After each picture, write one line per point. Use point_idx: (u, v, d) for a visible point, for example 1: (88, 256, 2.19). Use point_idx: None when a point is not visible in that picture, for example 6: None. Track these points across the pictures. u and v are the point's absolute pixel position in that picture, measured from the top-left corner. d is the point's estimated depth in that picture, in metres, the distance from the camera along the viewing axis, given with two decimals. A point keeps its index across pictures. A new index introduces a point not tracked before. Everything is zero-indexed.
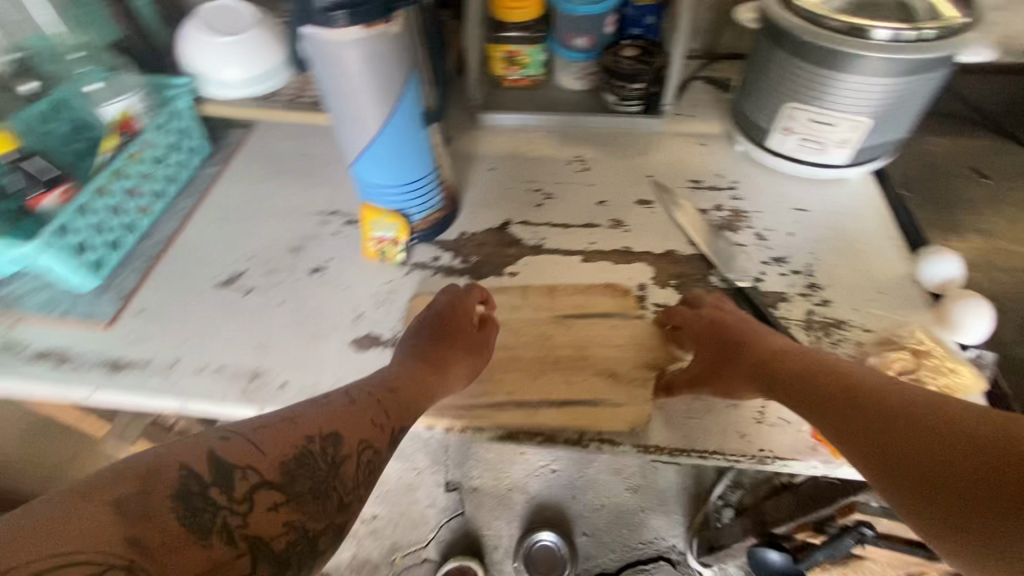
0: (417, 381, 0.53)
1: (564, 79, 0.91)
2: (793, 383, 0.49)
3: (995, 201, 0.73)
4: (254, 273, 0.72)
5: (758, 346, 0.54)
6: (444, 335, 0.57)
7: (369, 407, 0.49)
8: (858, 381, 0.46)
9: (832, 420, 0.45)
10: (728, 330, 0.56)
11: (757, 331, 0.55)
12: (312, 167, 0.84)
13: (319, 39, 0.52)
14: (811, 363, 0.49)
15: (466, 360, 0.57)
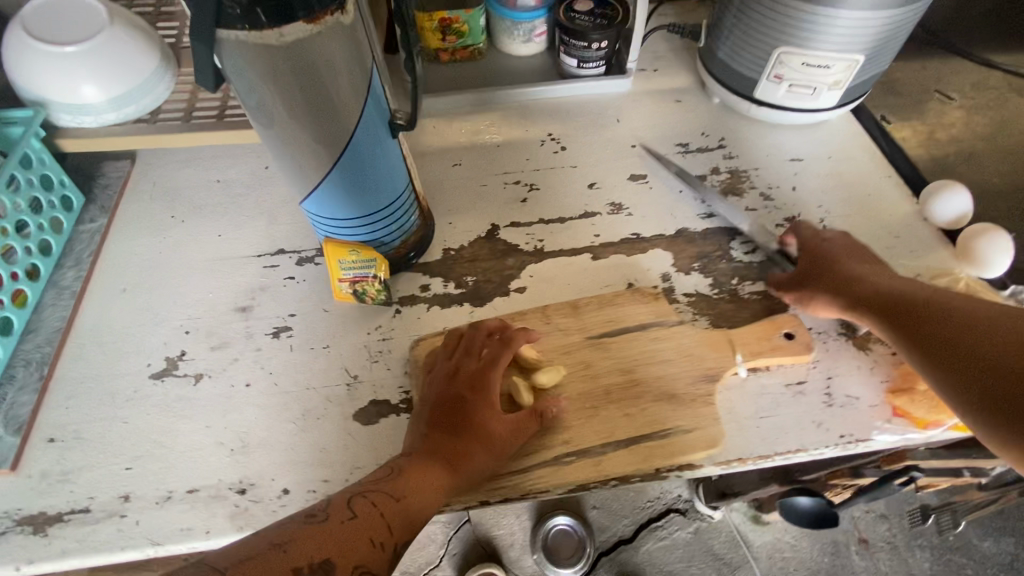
0: (421, 489, 0.43)
1: (509, 46, 0.79)
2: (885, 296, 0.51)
3: (965, 124, 0.74)
4: (197, 352, 0.56)
5: (852, 263, 0.55)
6: (457, 416, 0.47)
7: (371, 522, 0.41)
8: (947, 300, 0.48)
9: (921, 333, 0.47)
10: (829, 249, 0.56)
11: (852, 250, 0.56)
12: (231, 198, 0.67)
13: (240, 43, 0.37)
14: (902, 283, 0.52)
15: (486, 455, 0.46)
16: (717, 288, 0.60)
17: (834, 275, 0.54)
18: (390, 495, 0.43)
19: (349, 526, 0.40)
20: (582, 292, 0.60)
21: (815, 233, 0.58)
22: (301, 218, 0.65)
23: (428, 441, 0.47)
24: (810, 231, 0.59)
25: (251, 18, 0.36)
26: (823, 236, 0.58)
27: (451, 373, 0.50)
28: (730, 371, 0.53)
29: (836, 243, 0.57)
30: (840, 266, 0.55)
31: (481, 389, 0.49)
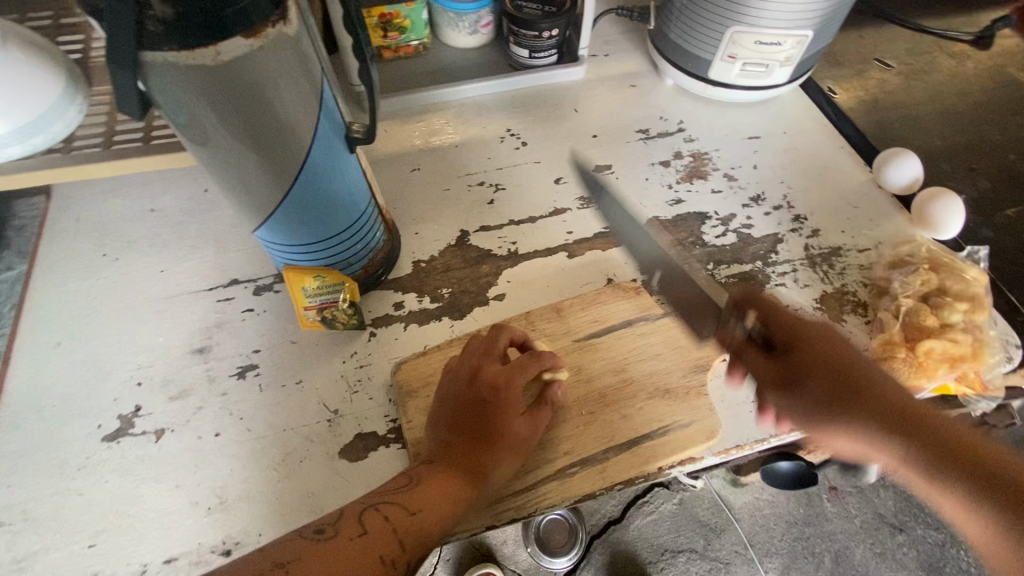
0: (437, 501, 0.43)
1: (455, 39, 0.75)
2: (881, 412, 0.44)
3: (905, 89, 0.76)
4: (154, 405, 0.51)
5: (834, 364, 0.47)
6: (477, 420, 0.46)
7: (384, 539, 0.41)
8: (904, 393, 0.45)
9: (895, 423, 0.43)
10: (799, 349, 0.48)
11: (839, 343, 0.48)
12: (170, 228, 0.61)
13: (172, 66, 0.33)
14: (898, 394, 0.45)
15: (508, 457, 0.46)
16: (694, 275, 0.60)
17: (827, 385, 0.47)
18: (406, 509, 0.43)
19: (359, 542, 0.41)
20: (563, 293, 0.59)
21: (796, 322, 0.49)
22: (252, 243, 0.60)
23: (450, 449, 0.46)
24: (786, 318, 0.50)
25: (182, 37, 0.31)
26: (803, 326, 0.49)
27: (470, 376, 0.47)
28: (719, 358, 0.53)
29: (806, 339, 0.48)
30: (803, 340, 0.48)
31: (503, 391, 0.46)
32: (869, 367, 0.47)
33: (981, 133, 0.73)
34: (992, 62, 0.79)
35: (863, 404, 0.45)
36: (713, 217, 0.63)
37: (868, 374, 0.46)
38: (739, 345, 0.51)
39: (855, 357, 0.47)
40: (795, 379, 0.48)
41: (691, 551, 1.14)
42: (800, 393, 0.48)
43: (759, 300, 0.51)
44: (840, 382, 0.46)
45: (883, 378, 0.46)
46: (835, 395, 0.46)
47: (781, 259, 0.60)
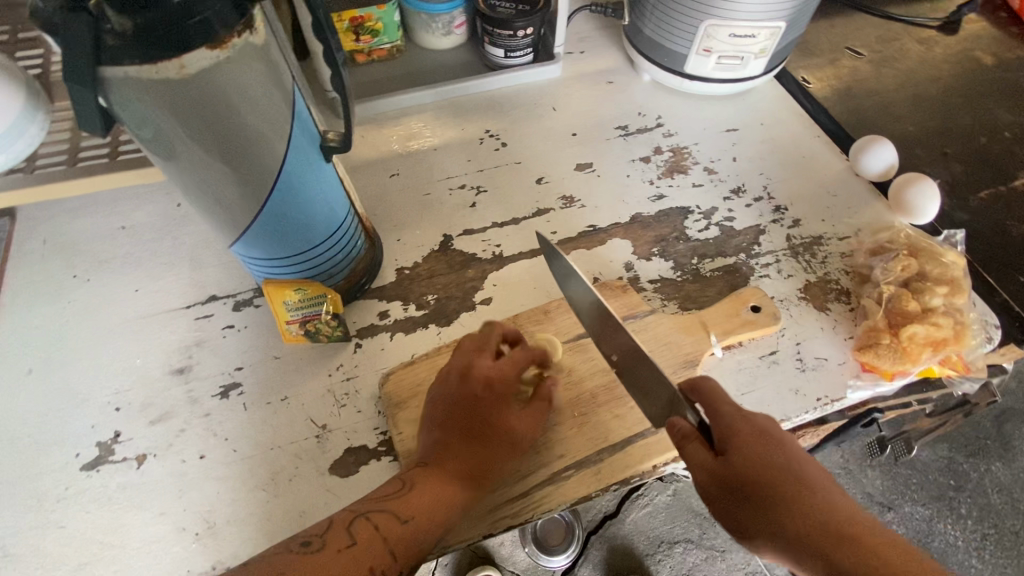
0: (430, 507, 0.42)
1: (429, 41, 0.74)
2: (812, 538, 0.40)
3: (877, 77, 0.77)
4: (134, 430, 0.49)
5: (773, 471, 0.42)
6: (472, 419, 0.45)
7: (373, 550, 0.40)
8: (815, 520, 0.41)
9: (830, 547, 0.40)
10: (735, 451, 0.43)
11: (773, 446, 0.44)
12: (143, 246, 0.59)
13: (132, 80, 0.31)
14: (849, 508, 0.42)
15: (504, 456, 0.45)
16: (679, 270, 0.60)
17: (751, 495, 0.42)
18: (399, 517, 0.41)
19: (347, 554, 0.39)
20: (550, 294, 0.58)
21: (737, 420, 0.44)
22: (229, 257, 0.58)
23: (445, 450, 0.45)
24: (728, 415, 0.45)
25: (143, 51, 0.30)
26: (740, 425, 0.44)
27: (463, 374, 0.46)
28: (707, 353, 0.53)
29: (743, 442, 0.43)
30: (753, 445, 0.43)
31: (496, 388, 0.46)
32: (818, 474, 0.44)
33: (952, 117, 0.74)
34: (960, 46, 0.81)
35: (804, 519, 0.41)
36: (696, 211, 0.64)
37: (810, 486, 0.43)
38: (689, 432, 0.44)
39: (805, 461, 0.44)
40: (737, 485, 0.42)
41: (687, 542, 1.15)
42: (739, 499, 0.42)
43: (704, 389, 0.46)
44: (775, 495, 0.42)
45: (830, 488, 0.43)
46: (766, 505, 0.42)
47: (764, 250, 0.61)
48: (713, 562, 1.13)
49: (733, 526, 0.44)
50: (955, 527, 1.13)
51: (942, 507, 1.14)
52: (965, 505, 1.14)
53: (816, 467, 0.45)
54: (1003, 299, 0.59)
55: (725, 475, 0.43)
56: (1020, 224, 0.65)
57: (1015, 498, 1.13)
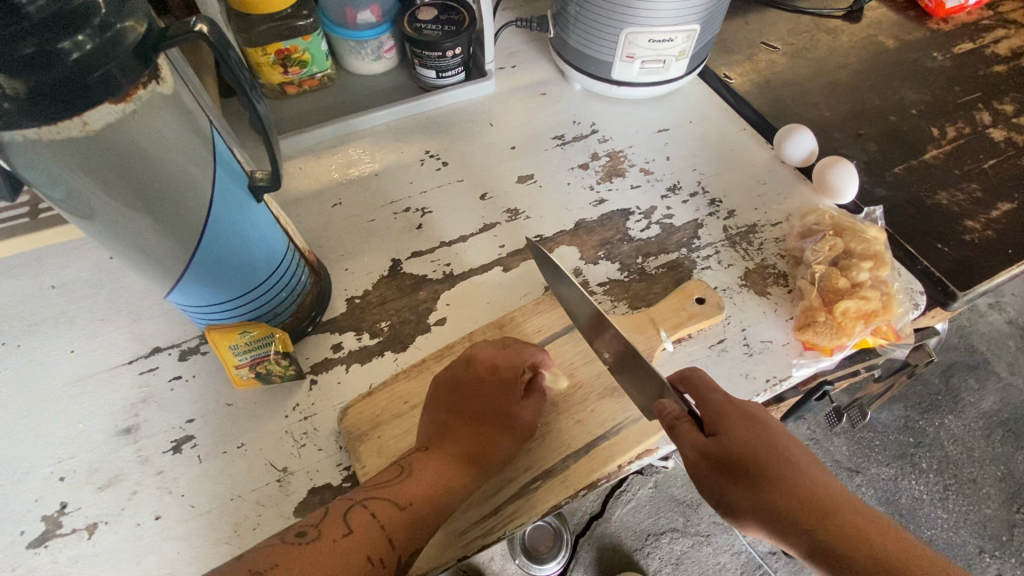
0: (429, 490, 0.45)
1: (360, 66, 0.74)
2: (801, 514, 0.42)
3: (792, 68, 0.82)
4: (82, 498, 0.47)
5: (760, 450, 0.44)
6: (473, 400, 0.51)
7: (371, 538, 0.41)
8: (803, 495, 0.43)
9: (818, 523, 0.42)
10: (725, 432, 0.45)
11: (761, 429, 0.45)
12: (76, 304, 0.57)
13: (32, 142, 0.31)
14: (837, 489, 0.44)
15: (504, 438, 0.49)
16: (626, 271, 0.61)
17: (740, 474, 0.44)
18: (398, 504, 0.44)
19: (343, 543, 0.40)
20: (504, 308, 0.59)
21: (725, 404, 0.46)
22: (171, 306, 0.56)
23: (447, 432, 0.49)
24: (717, 400, 0.47)
25: (42, 113, 0.29)
26: (729, 409, 0.46)
27: (467, 360, 0.51)
28: (658, 348, 0.55)
29: (733, 426, 0.45)
30: (743, 429, 0.45)
31: (500, 373, 0.51)
32: (803, 455, 0.45)
33: (864, 100, 0.79)
34: (864, 33, 0.86)
35: (791, 496, 0.42)
36: (636, 212, 0.65)
37: (798, 465, 0.44)
38: (681, 416, 0.45)
39: (790, 442, 0.45)
40: (726, 464, 0.44)
41: (673, 531, 1.16)
42: (728, 479, 0.44)
43: (693, 378, 0.49)
44: (762, 471, 0.43)
45: (817, 467, 0.45)
46: (755, 481, 0.43)
47: (704, 243, 0.63)
48: (700, 548, 1.14)
49: (720, 502, 0.45)
50: (918, 482, 1.18)
51: (905, 464, 1.20)
52: (925, 460, 1.20)
53: (804, 449, 0.46)
54: (924, 266, 0.63)
55: (712, 456, 0.44)
56: (933, 194, 0.70)
57: (969, 448, 1.20)
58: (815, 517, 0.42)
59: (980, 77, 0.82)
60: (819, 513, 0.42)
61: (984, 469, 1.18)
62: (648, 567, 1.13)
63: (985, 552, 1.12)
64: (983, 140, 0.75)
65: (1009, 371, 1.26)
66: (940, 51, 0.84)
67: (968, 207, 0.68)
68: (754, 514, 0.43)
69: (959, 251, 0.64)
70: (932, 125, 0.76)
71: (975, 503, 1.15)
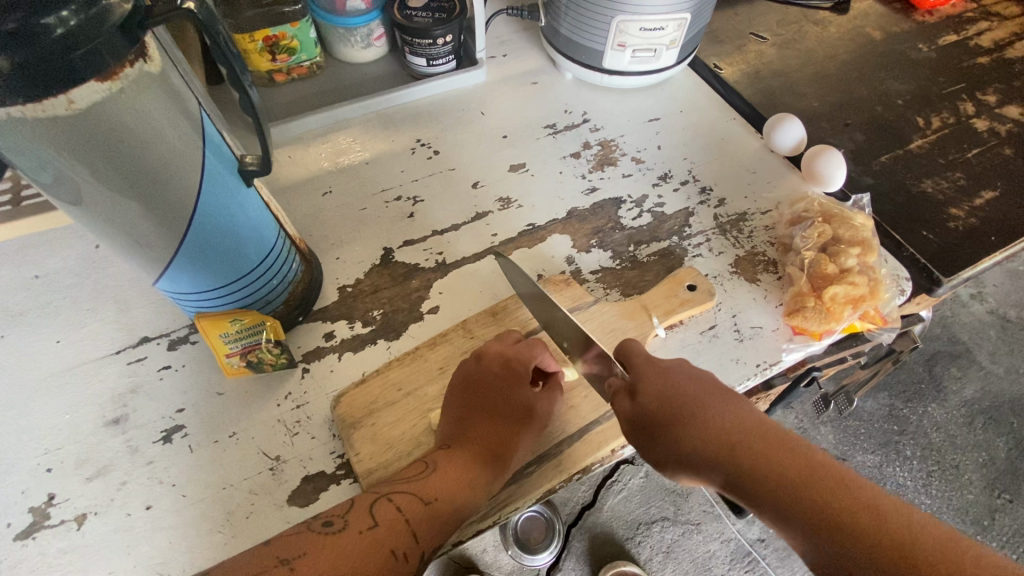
0: (452, 487, 0.46)
1: (350, 54, 0.73)
2: (715, 453, 0.45)
3: (782, 59, 0.83)
4: (70, 489, 0.46)
5: (676, 404, 0.46)
6: (488, 397, 0.51)
7: (395, 532, 0.42)
8: (713, 437, 0.45)
9: (730, 458, 0.44)
10: (646, 393, 0.46)
11: (676, 382, 0.48)
12: (61, 294, 0.56)
13: (15, 121, 0.30)
14: (750, 423, 0.46)
15: (523, 430, 0.50)
16: (618, 259, 0.62)
17: (661, 430, 0.46)
18: (423, 500, 0.44)
19: (368, 536, 0.42)
20: (497, 295, 0.59)
21: (645, 366, 0.48)
22: (158, 296, 0.56)
23: (466, 428, 0.49)
24: (639, 363, 0.49)
25: (26, 88, 0.28)
26: (649, 369, 0.48)
27: (478, 356, 0.51)
28: (650, 335, 0.55)
29: (651, 385, 0.47)
30: (662, 389, 0.47)
31: (513, 367, 0.51)
32: (719, 399, 0.47)
33: (851, 90, 0.80)
34: (851, 24, 0.87)
35: (703, 441, 0.45)
36: (628, 201, 0.66)
37: (715, 410, 0.46)
38: (618, 387, 0.48)
39: (706, 391, 0.47)
40: (650, 423, 0.46)
41: (664, 520, 1.17)
42: (653, 437, 0.46)
43: (622, 348, 0.51)
44: (679, 422, 0.46)
45: (731, 407, 0.47)
46: (673, 432, 0.46)
47: (695, 231, 0.63)
48: (690, 535, 1.16)
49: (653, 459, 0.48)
50: (902, 468, 1.20)
51: (889, 451, 1.22)
52: (908, 446, 1.22)
53: (721, 392, 0.48)
54: (910, 253, 0.64)
55: (638, 418, 0.47)
56: (919, 182, 0.71)
57: (950, 434, 1.22)
58: (726, 451, 0.45)
59: (964, 69, 0.83)
60: (729, 448, 0.45)
61: (966, 455, 1.20)
62: (639, 556, 1.14)
63: (967, 536, 1.14)
64: (967, 130, 0.76)
65: (990, 359, 1.29)
66: (926, 42, 0.85)
67: (952, 195, 0.69)
68: (675, 460, 0.46)
69: (944, 238, 0.66)
70: (917, 115, 0.77)
71: (957, 489, 1.18)
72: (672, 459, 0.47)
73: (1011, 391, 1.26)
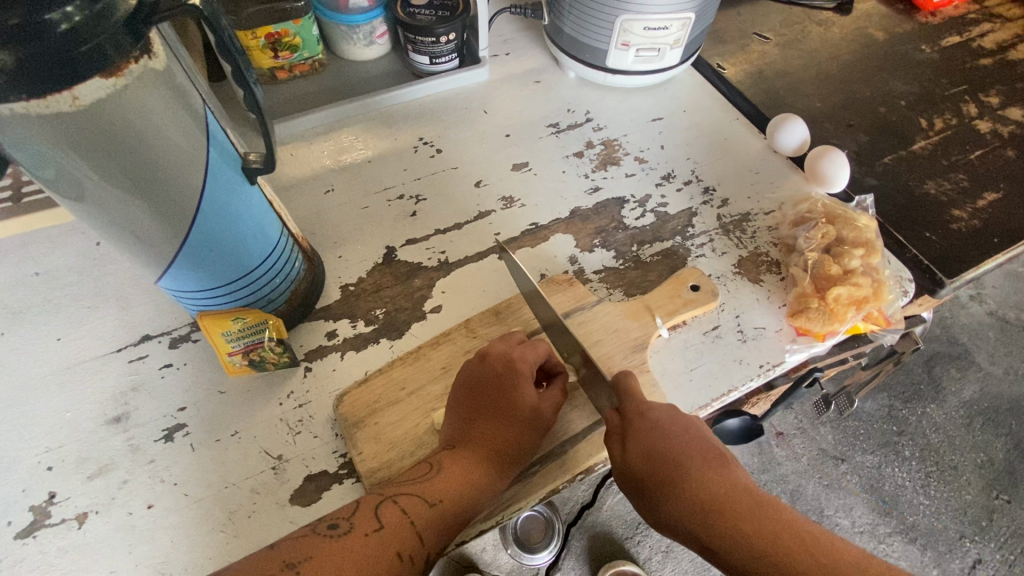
0: (457, 489, 0.45)
1: (352, 52, 0.73)
2: (697, 519, 0.44)
3: (785, 59, 0.82)
4: (71, 488, 0.46)
5: (660, 462, 0.46)
6: (491, 396, 0.49)
7: (401, 534, 0.42)
8: (694, 501, 0.45)
9: (712, 526, 0.44)
10: (635, 445, 0.46)
11: (664, 438, 0.47)
12: (61, 291, 0.55)
13: (19, 117, 0.30)
14: (734, 487, 0.46)
15: (527, 431, 0.49)
16: (621, 258, 0.62)
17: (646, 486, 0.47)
18: (428, 501, 0.44)
19: (374, 538, 0.41)
20: (499, 295, 0.59)
21: (636, 417, 0.47)
22: (160, 294, 0.55)
23: (469, 428, 0.48)
24: (631, 411, 0.47)
25: (30, 84, 0.28)
26: (639, 421, 0.47)
27: (482, 356, 0.51)
28: (653, 335, 0.55)
29: (640, 439, 0.46)
30: (650, 443, 0.46)
31: (517, 366, 0.50)
32: (704, 459, 0.47)
33: (854, 91, 0.79)
34: (854, 25, 0.87)
35: (687, 504, 0.45)
36: (631, 200, 0.65)
37: (698, 473, 0.46)
38: (614, 429, 0.48)
39: (692, 449, 0.47)
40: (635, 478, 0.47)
41: None
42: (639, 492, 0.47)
43: (617, 388, 0.49)
44: (662, 484, 0.46)
45: (715, 470, 0.47)
46: (658, 492, 0.46)
47: (698, 231, 0.63)
48: None
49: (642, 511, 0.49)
50: (901, 469, 1.20)
51: (888, 452, 1.22)
52: (907, 447, 1.22)
53: (708, 451, 0.47)
54: (913, 254, 0.64)
55: (625, 470, 0.47)
56: (922, 183, 0.71)
57: (949, 435, 1.22)
58: (708, 516, 0.44)
59: (967, 70, 0.83)
60: (710, 513, 0.44)
61: (964, 456, 1.21)
62: (638, 555, 1.14)
63: (966, 537, 1.15)
64: (969, 132, 0.76)
65: (989, 361, 1.29)
66: (929, 43, 0.85)
67: (955, 196, 0.69)
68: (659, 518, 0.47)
69: (946, 239, 0.66)
70: (920, 116, 0.77)
71: (956, 490, 1.18)
72: (657, 516, 0.47)
73: (1010, 392, 1.26)
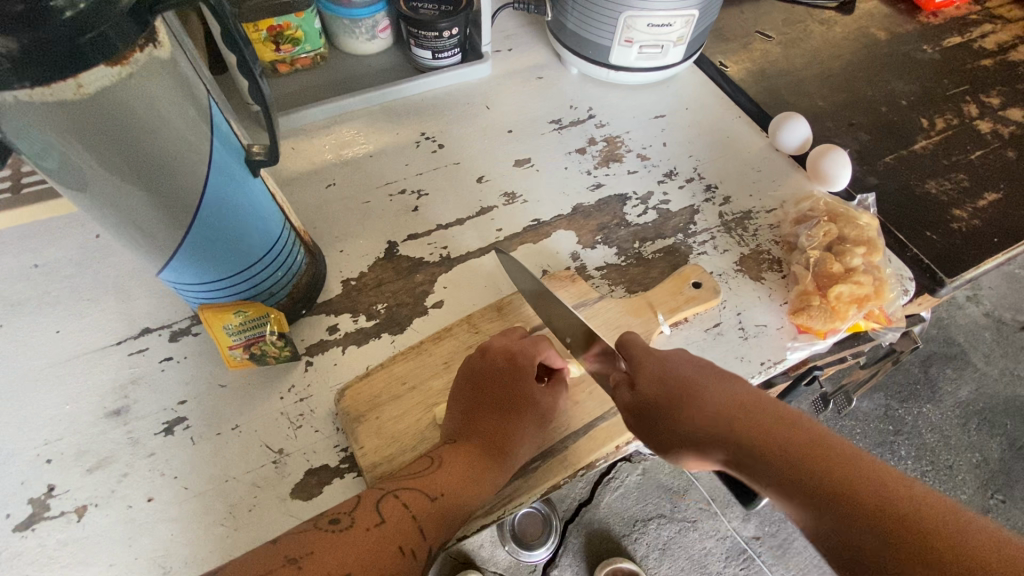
0: (459, 483, 0.45)
1: (354, 46, 0.72)
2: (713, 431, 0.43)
3: (787, 58, 0.82)
4: (70, 481, 0.46)
5: (672, 387, 0.46)
6: (494, 389, 0.51)
7: (402, 529, 0.42)
8: (707, 415, 0.44)
9: (730, 436, 0.42)
10: (644, 380, 0.47)
11: (673, 368, 0.47)
12: (60, 283, 0.55)
13: (22, 104, 0.29)
14: (751, 400, 0.44)
15: (530, 425, 0.50)
16: (623, 255, 0.62)
17: (658, 414, 0.45)
18: (429, 495, 0.44)
19: (376, 532, 0.41)
20: (501, 290, 0.59)
21: (643, 356, 0.48)
22: (160, 287, 0.55)
23: (472, 422, 0.49)
24: (637, 354, 0.49)
25: (34, 70, 0.28)
26: (647, 359, 0.48)
27: (483, 351, 0.51)
28: (655, 331, 0.55)
29: (648, 374, 0.47)
30: (659, 376, 0.47)
31: (518, 362, 0.51)
32: (717, 380, 0.46)
33: (856, 90, 0.80)
34: (856, 24, 0.87)
35: (700, 419, 0.44)
36: (633, 197, 0.65)
37: (712, 389, 0.45)
38: (619, 380, 0.48)
39: (703, 375, 0.46)
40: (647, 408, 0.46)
41: (661, 517, 1.18)
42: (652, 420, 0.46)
43: (624, 340, 0.51)
44: (674, 404, 0.45)
45: (730, 388, 0.45)
46: (670, 416, 0.45)
47: (699, 229, 0.63)
48: (686, 533, 1.16)
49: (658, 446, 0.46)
50: (897, 468, 1.21)
51: (885, 451, 1.22)
52: (903, 446, 1.22)
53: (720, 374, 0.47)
54: (914, 253, 0.64)
55: (636, 404, 0.46)
56: (923, 183, 0.71)
57: (945, 434, 1.23)
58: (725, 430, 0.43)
59: (968, 71, 0.83)
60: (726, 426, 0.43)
61: (959, 456, 1.21)
62: (636, 553, 1.15)
63: None
64: (970, 132, 0.76)
65: (985, 361, 1.30)
66: (930, 43, 0.85)
67: (956, 196, 0.70)
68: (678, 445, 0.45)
69: (946, 239, 0.66)
70: (921, 116, 0.77)
71: (951, 489, 1.19)
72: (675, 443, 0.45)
73: (1005, 392, 1.27)
